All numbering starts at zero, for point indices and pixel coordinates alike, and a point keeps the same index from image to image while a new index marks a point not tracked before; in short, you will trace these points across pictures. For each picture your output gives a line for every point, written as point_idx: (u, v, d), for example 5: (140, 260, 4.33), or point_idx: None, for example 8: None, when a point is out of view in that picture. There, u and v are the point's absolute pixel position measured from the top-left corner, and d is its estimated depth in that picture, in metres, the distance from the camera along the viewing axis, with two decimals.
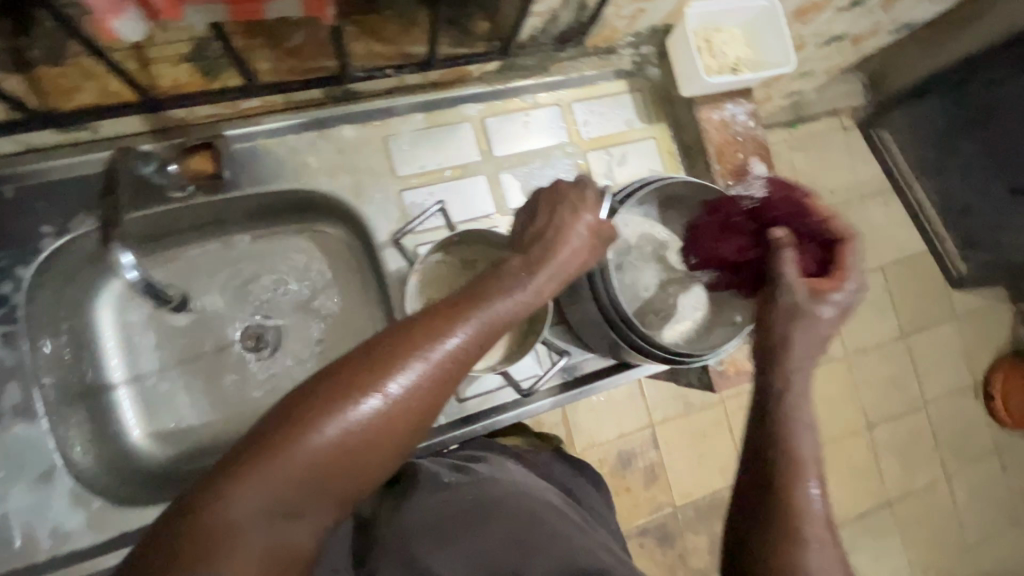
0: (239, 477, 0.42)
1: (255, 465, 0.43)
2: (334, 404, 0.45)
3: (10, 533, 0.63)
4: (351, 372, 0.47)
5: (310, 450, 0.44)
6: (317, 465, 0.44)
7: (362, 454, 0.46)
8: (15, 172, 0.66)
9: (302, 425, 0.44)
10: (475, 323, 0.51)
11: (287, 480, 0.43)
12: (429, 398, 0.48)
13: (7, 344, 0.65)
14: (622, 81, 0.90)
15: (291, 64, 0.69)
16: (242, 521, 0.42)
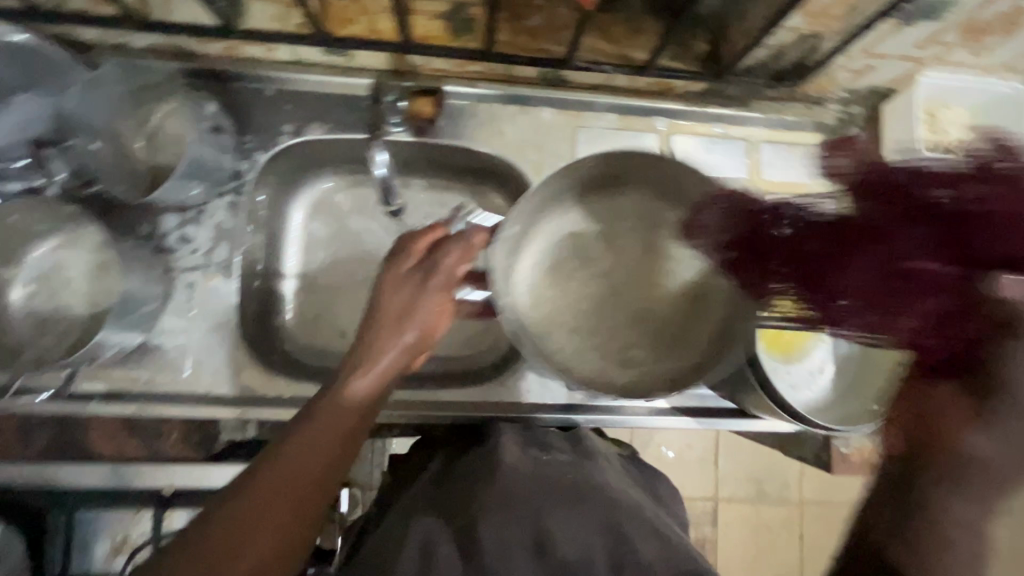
0: (210, 533, 0.48)
1: (216, 523, 0.48)
2: (274, 462, 0.51)
3: (182, 363, 0.73)
4: (329, 416, 0.54)
5: (274, 489, 0.50)
6: (279, 503, 0.50)
7: (293, 503, 0.50)
8: (278, 76, 0.78)
9: (253, 485, 0.50)
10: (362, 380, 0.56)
11: (240, 536, 0.48)
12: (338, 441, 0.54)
13: (230, 211, 0.77)
14: (819, 134, 0.87)
15: (525, 41, 0.76)
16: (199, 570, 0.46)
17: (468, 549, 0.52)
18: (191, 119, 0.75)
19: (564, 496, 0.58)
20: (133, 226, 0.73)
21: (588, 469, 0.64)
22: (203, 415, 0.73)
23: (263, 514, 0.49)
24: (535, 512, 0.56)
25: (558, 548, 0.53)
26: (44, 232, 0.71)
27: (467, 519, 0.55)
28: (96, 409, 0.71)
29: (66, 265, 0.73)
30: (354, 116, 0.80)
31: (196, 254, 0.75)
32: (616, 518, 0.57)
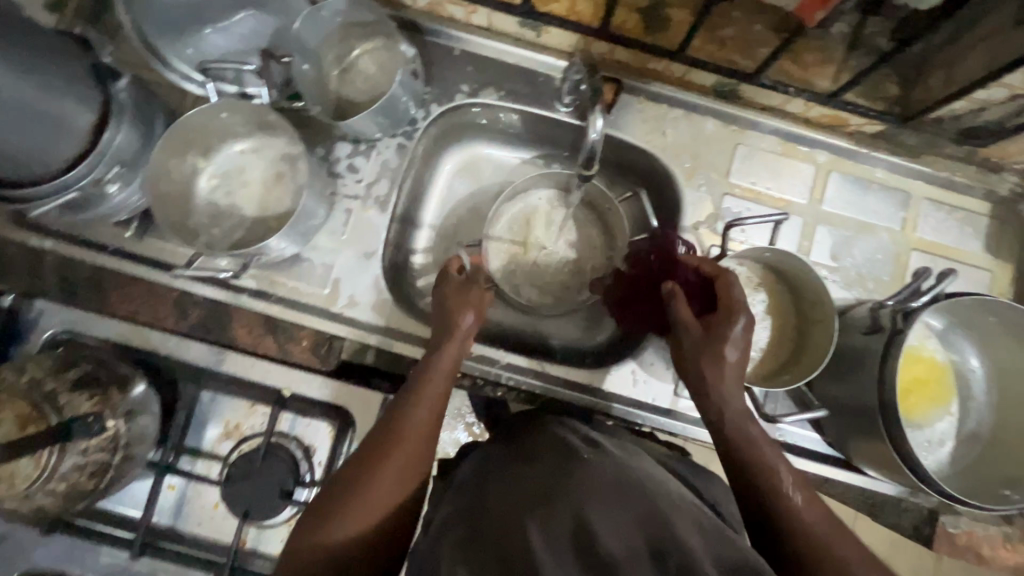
0: (344, 505, 0.52)
1: (348, 497, 0.53)
2: (386, 436, 0.57)
3: (327, 280, 0.78)
4: (415, 389, 0.61)
5: (397, 462, 0.56)
6: (394, 465, 0.55)
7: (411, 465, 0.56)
8: (469, 39, 0.83)
9: (370, 463, 0.55)
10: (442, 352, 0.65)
11: (372, 502, 0.53)
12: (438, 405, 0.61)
13: (397, 152, 0.81)
14: (986, 202, 0.84)
15: (715, 50, 0.76)
16: (343, 535, 0.51)
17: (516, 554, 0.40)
18: (385, 60, 0.79)
19: (607, 492, 0.45)
20: (314, 147, 0.80)
21: (637, 466, 0.50)
22: (336, 331, 0.78)
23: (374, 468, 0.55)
24: (571, 504, 0.44)
25: (602, 546, 0.40)
26: (239, 134, 0.78)
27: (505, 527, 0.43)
28: (245, 302, 0.77)
29: (246, 168, 0.79)
30: (528, 89, 0.83)
31: (360, 184, 0.80)
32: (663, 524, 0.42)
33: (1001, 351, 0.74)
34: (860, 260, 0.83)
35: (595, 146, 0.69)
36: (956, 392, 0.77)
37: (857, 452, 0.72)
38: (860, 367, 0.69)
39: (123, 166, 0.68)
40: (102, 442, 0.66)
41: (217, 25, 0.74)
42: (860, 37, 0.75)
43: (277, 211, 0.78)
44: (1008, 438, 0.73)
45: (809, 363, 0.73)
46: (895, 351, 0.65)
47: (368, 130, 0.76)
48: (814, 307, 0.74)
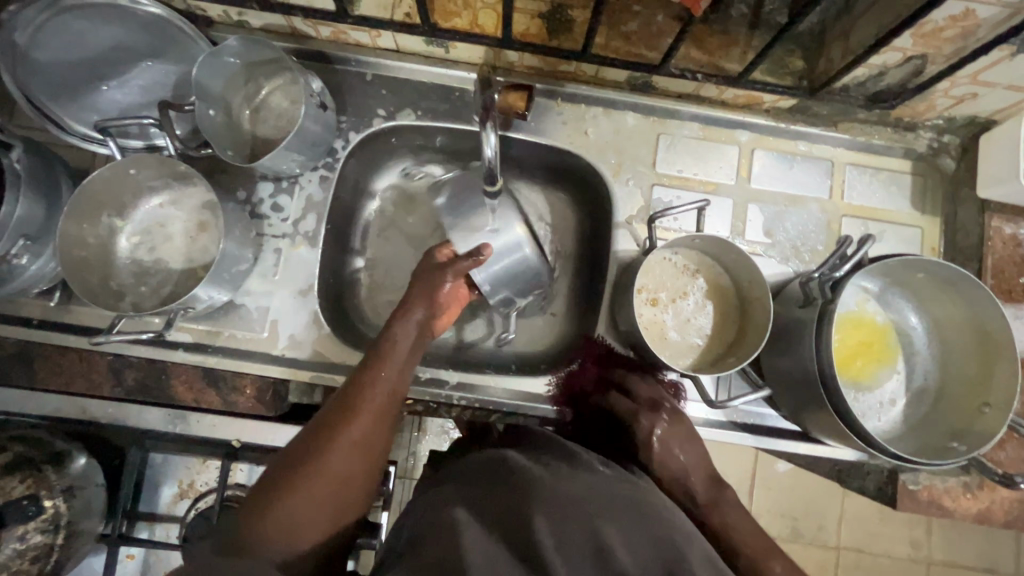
0: (315, 455, 0.54)
1: (324, 445, 0.54)
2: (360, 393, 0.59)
3: (264, 323, 0.77)
4: (345, 405, 0.58)
5: (372, 413, 0.58)
6: (325, 492, 0.52)
7: (382, 413, 0.59)
8: (379, 62, 0.82)
9: (343, 415, 0.57)
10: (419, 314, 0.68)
11: (349, 453, 0.55)
12: (382, 421, 0.59)
13: (320, 184, 0.80)
14: (907, 161, 0.86)
15: (620, 45, 0.77)
16: (324, 482, 0.52)
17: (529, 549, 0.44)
18: (296, 94, 0.79)
19: (621, 505, 0.49)
20: (234, 191, 0.79)
21: (647, 489, 0.54)
22: (279, 374, 0.76)
23: (309, 494, 0.51)
24: (585, 510, 0.47)
25: (618, 561, 0.43)
26: (153, 188, 0.76)
27: (516, 519, 0.46)
28: (181, 357, 0.75)
29: (167, 221, 0.78)
30: (445, 105, 0.83)
31: (286, 222, 0.79)
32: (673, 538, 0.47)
33: (935, 306, 0.75)
34: (794, 233, 0.84)
35: (493, 162, 0.65)
36: (900, 350, 0.79)
37: (809, 423, 0.73)
38: (798, 340, 0.70)
39: (30, 238, 0.66)
40: (41, 523, 0.64)
41: (112, 81, 0.73)
42: (759, 15, 0.76)
43: (203, 261, 0.77)
44: (953, 389, 0.74)
45: (750, 343, 0.74)
46: (828, 321, 0.65)
47: (285, 167, 0.75)
48: (750, 287, 0.75)
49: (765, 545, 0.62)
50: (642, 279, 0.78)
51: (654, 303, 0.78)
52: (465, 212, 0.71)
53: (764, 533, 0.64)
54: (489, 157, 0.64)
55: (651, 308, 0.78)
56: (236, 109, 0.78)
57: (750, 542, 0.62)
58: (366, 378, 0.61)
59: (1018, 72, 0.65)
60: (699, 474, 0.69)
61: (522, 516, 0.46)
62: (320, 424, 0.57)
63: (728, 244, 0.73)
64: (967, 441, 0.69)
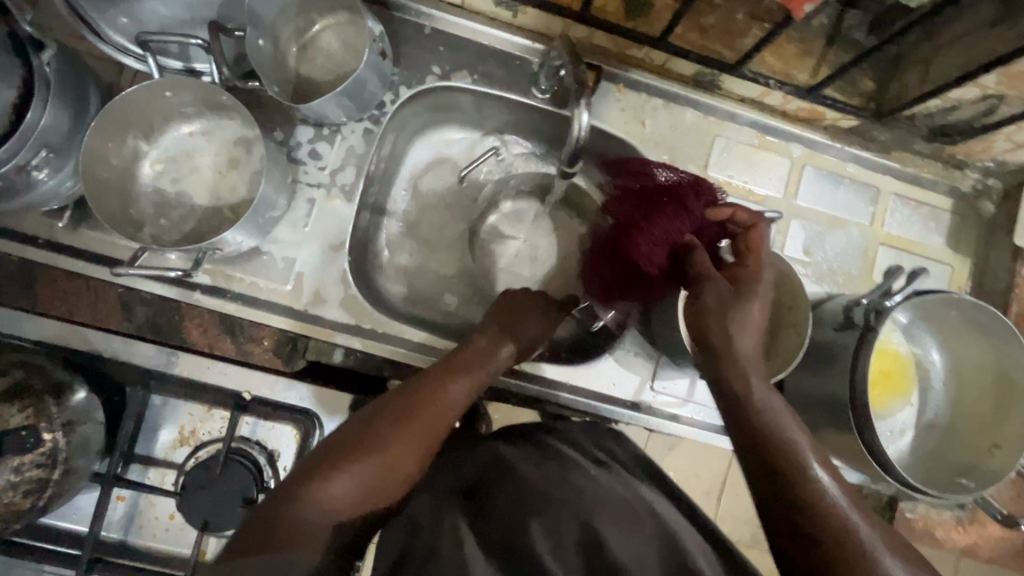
0: (366, 445, 0.54)
1: (376, 437, 0.55)
2: (426, 396, 0.59)
3: (289, 274, 0.73)
4: (412, 401, 0.59)
5: (430, 423, 0.58)
6: (366, 482, 0.52)
7: (437, 427, 0.58)
8: (441, 16, 0.77)
9: (404, 413, 0.57)
10: (496, 333, 0.69)
11: (395, 454, 0.55)
12: (446, 421, 0.59)
13: (364, 137, 0.76)
14: (950, 199, 0.86)
15: (696, 38, 0.74)
16: (367, 475, 0.53)
17: (521, 549, 0.46)
18: (349, 36, 0.74)
19: (616, 509, 0.51)
20: (271, 131, 0.74)
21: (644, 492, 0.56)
22: (299, 331, 0.73)
23: (369, 479, 0.53)
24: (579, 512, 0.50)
25: (611, 553, 0.46)
26: (186, 115, 0.71)
27: (514, 524, 0.49)
28: (198, 300, 0.71)
29: (196, 153, 0.73)
30: (503, 73, 0.79)
31: (323, 172, 0.75)
32: (670, 539, 0.49)
33: (957, 345, 0.77)
34: (831, 254, 0.84)
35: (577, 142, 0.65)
36: (917, 383, 0.80)
37: (828, 444, 0.74)
38: (831, 362, 0.70)
39: (52, 151, 0.60)
40: (38, 457, 0.61)
41: None
42: (837, 29, 0.74)
43: (232, 200, 0.72)
44: (964, 427, 0.76)
45: (779, 362, 0.73)
46: (868, 348, 0.66)
47: (332, 115, 0.71)
48: (789, 312, 0.74)
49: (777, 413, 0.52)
50: None
51: None
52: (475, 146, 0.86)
53: (781, 401, 0.53)
54: (578, 138, 0.64)
55: None
56: (284, 43, 0.72)
57: (755, 429, 0.51)
58: (434, 378, 0.61)
59: None
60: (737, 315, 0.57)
61: (520, 521, 0.49)
62: (384, 411, 0.57)
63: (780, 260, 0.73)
64: (975, 479, 0.71)
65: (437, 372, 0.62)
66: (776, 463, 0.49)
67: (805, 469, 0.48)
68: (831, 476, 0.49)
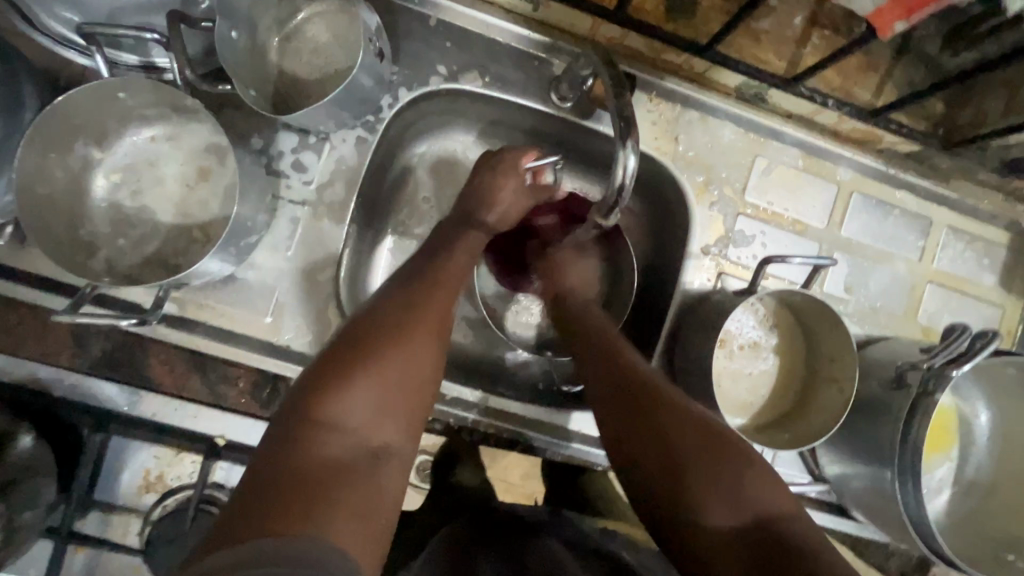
0: (361, 361, 0.46)
1: (361, 360, 0.46)
2: (403, 318, 0.50)
3: (267, 305, 0.64)
4: (407, 312, 0.50)
5: (415, 351, 0.49)
6: (381, 392, 0.45)
7: (429, 340, 0.50)
8: (449, 5, 0.66)
9: (382, 338, 0.48)
10: (460, 249, 0.60)
11: (392, 377, 0.46)
12: (436, 333, 0.51)
13: (356, 147, 0.65)
14: (1007, 233, 0.78)
15: (746, 46, 0.63)
16: (369, 396, 0.44)
17: None
18: (341, 28, 0.63)
19: None
20: (247, 137, 0.63)
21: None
22: (277, 370, 0.64)
23: (387, 394, 0.45)
24: None
25: None
26: (146, 117, 0.60)
27: None
28: (162, 333, 0.62)
29: (159, 161, 0.62)
30: (520, 75, 0.68)
31: (309, 187, 0.65)
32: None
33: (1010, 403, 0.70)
34: (874, 292, 0.76)
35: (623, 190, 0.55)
36: (959, 439, 0.73)
37: (863, 508, 0.67)
38: (876, 424, 0.63)
39: None
40: None
41: None
42: (910, 40, 0.64)
43: (201, 218, 0.62)
44: (1009, 492, 0.70)
45: (820, 423, 0.66)
46: (923, 417, 0.58)
47: (320, 123, 0.60)
48: (831, 364, 0.68)
49: (662, 431, 0.50)
50: (727, 327, 0.69)
51: (722, 352, 0.70)
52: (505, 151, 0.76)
53: (678, 398, 0.53)
54: (621, 185, 0.54)
55: (718, 354, 0.70)
56: (263, 33, 0.61)
57: (658, 461, 0.49)
58: (422, 289, 0.54)
59: None
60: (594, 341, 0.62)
61: None
62: (377, 326, 0.49)
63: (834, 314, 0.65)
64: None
65: (421, 281, 0.55)
66: (681, 473, 0.48)
67: (690, 468, 0.48)
68: (725, 461, 0.48)
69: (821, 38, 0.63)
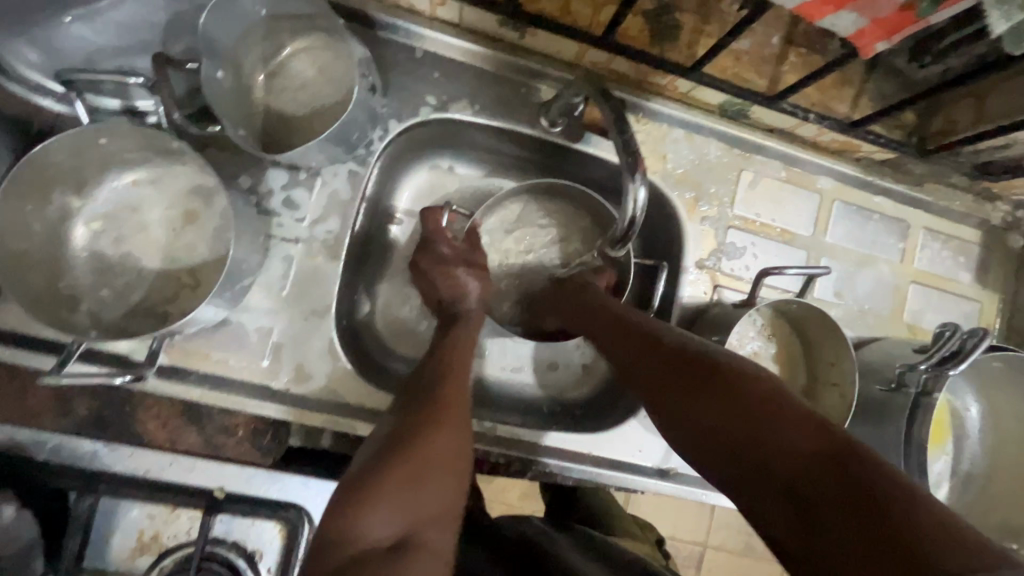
0: (396, 457, 0.47)
1: (393, 460, 0.47)
2: (430, 407, 0.52)
3: (265, 347, 0.62)
4: (431, 406, 0.52)
5: (447, 440, 0.50)
6: (412, 485, 0.47)
7: (453, 416, 0.52)
8: (435, 36, 0.66)
9: (411, 431, 0.50)
10: (466, 332, 0.62)
11: (422, 467, 0.48)
12: (457, 415, 0.52)
13: (349, 181, 0.64)
14: (978, 233, 0.81)
15: (727, 65, 0.65)
16: (399, 486, 0.46)
17: None
18: (328, 63, 0.62)
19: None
20: (236, 177, 0.62)
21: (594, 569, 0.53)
22: (276, 415, 0.61)
23: (416, 486, 0.47)
24: None
25: None
26: (128, 161, 0.58)
27: None
28: (152, 386, 0.59)
29: (143, 206, 0.60)
30: (509, 100, 0.68)
31: (301, 224, 0.63)
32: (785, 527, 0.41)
33: (994, 395, 0.73)
34: (862, 295, 0.78)
35: (631, 217, 0.56)
36: (951, 433, 0.75)
37: None
38: (879, 426, 0.64)
39: None
40: None
41: (80, 12, 0.49)
42: (879, 56, 0.67)
43: (189, 262, 0.60)
44: (1001, 481, 0.72)
45: (824, 426, 0.68)
46: (925, 417, 0.60)
47: (311, 159, 0.59)
48: (831, 369, 0.69)
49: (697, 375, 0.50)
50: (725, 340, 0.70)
51: None
52: (484, 167, 0.76)
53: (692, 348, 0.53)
54: (632, 216, 0.55)
55: None
56: (246, 71, 0.60)
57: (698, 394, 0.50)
58: (440, 379, 0.55)
59: None
60: (622, 344, 0.57)
61: None
62: (399, 429, 0.50)
63: (834, 326, 0.66)
64: None
65: (437, 371, 0.57)
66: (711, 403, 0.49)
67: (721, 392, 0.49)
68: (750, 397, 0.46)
69: (797, 56, 0.66)
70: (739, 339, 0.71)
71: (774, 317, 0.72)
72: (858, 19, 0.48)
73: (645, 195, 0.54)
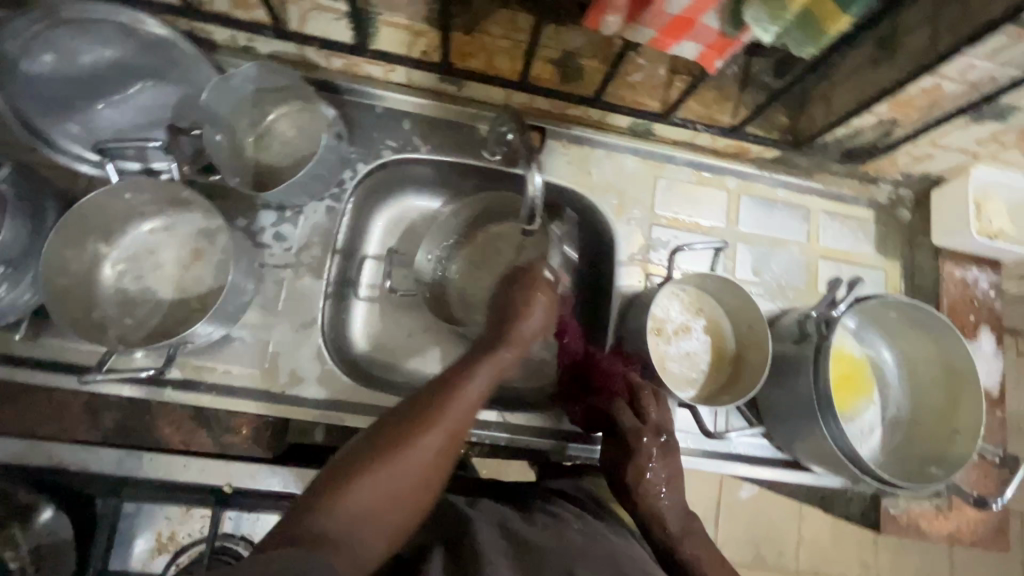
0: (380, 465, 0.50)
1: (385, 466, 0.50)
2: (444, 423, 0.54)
3: (263, 356, 0.73)
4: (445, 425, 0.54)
5: (432, 462, 0.53)
6: (386, 495, 0.49)
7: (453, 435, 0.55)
8: (390, 96, 0.82)
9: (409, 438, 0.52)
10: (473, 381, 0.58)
11: (400, 485, 0.50)
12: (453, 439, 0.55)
13: (327, 215, 0.78)
14: (871, 211, 0.94)
15: (625, 94, 0.81)
16: (374, 493, 0.49)
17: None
18: (304, 123, 0.77)
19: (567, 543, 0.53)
20: (235, 219, 0.75)
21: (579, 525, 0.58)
22: (276, 413, 0.71)
23: (387, 503, 0.49)
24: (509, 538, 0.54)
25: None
26: (146, 213, 0.72)
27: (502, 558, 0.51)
28: (169, 396, 0.69)
29: (158, 249, 0.73)
30: (454, 139, 0.83)
31: (289, 252, 0.76)
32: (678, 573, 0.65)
33: (901, 342, 0.83)
34: (778, 272, 0.90)
35: (535, 202, 0.69)
36: (875, 383, 0.85)
37: (806, 454, 0.77)
38: (796, 373, 0.74)
39: (10, 265, 0.60)
40: None
41: (111, 100, 0.70)
42: (748, 75, 0.84)
43: (197, 291, 0.72)
44: (923, 420, 0.81)
45: (750, 379, 0.78)
46: (825, 358, 0.70)
47: (294, 196, 0.73)
48: (749, 330, 0.80)
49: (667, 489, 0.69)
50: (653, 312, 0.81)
51: (661, 339, 0.81)
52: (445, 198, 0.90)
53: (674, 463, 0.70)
54: (534, 197, 0.68)
55: (656, 338, 0.80)
56: (240, 135, 0.75)
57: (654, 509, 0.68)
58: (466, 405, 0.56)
59: (970, 137, 0.75)
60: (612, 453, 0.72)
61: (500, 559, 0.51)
62: (401, 432, 0.52)
63: (737, 290, 0.78)
64: (944, 466, 0.76)
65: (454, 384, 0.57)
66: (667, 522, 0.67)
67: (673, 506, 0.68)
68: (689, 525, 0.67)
69: (681, 82, 0.82)
70: (669, 312, 0.82)
71: (696, 291, 0.84)
72: (695, 47, 0.61)
73: (541, 181, 0.67)
